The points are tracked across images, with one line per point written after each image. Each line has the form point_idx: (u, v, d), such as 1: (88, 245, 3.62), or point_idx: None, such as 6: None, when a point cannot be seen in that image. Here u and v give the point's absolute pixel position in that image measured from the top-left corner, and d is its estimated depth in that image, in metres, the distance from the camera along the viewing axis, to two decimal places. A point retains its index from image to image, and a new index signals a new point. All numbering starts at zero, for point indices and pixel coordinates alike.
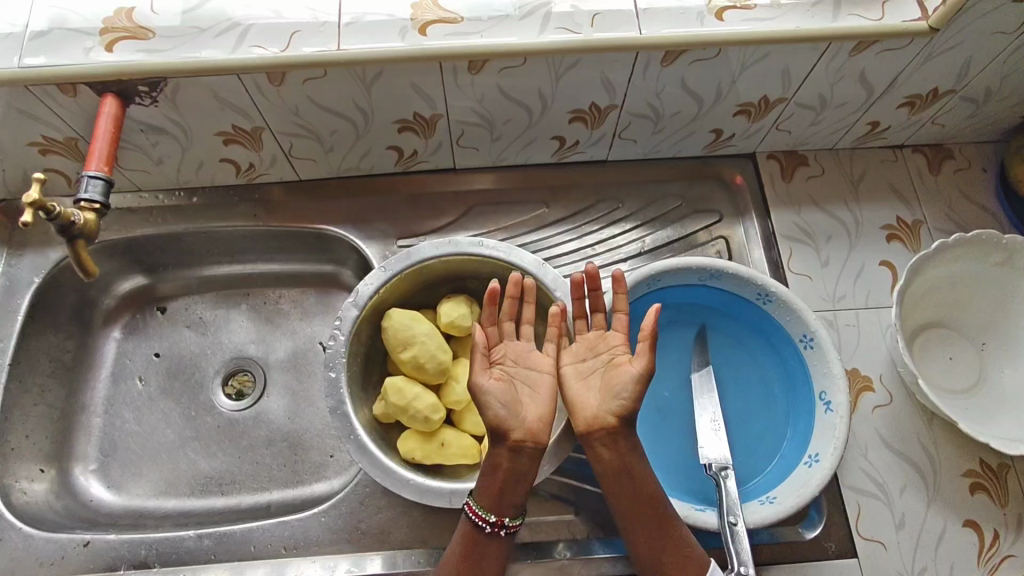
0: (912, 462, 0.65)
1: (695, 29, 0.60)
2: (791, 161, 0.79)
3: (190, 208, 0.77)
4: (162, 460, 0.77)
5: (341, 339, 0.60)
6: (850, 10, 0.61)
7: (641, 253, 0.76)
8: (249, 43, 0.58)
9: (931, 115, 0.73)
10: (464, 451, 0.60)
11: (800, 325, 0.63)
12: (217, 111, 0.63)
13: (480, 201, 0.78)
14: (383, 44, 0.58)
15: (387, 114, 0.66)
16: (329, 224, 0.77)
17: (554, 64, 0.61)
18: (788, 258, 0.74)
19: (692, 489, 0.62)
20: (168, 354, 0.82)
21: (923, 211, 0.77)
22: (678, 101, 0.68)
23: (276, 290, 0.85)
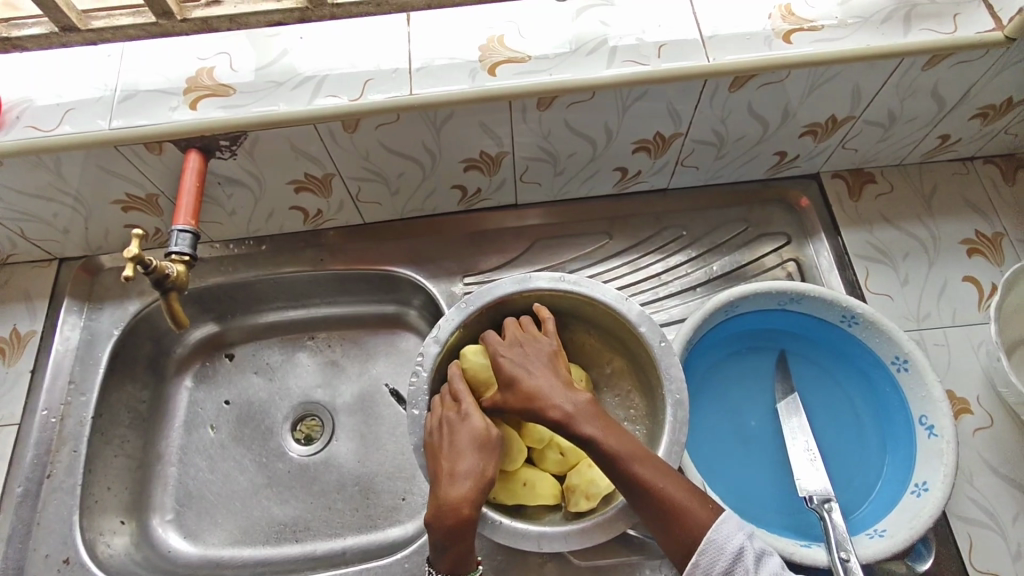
0: (1022, 487, 0.61)
1: (764, 53, 0.59)
2: (857, 179, 0.78)
3: (258, 256, 0.78)
4: (236, 508, 0.77)
5: (423, 376, 0.59)
6: (921, 25, 0.60)
7: (707, 280, 0.75)
8: (325, 93, 0.60)
9: (1005, 124, 0.71)
10: (546, 491, 0.59)
11: (893, 347, 0.60)
12: (292, 161, 0.64)
13: (543, 235, 0.78)
14: (454, 87, 0.59)
15: (454, 154, 0.67)
16: (394, 265, 0.77)
17: (622, 97, 0.61)
18: (865, 278, 0.72)
19: (790, 524, 0.59)
20: (238, 401, 0.82)
21: (1002, 223, 0.74)
22: (743, 125, 0.67)
23: (341, 333, 0.85)
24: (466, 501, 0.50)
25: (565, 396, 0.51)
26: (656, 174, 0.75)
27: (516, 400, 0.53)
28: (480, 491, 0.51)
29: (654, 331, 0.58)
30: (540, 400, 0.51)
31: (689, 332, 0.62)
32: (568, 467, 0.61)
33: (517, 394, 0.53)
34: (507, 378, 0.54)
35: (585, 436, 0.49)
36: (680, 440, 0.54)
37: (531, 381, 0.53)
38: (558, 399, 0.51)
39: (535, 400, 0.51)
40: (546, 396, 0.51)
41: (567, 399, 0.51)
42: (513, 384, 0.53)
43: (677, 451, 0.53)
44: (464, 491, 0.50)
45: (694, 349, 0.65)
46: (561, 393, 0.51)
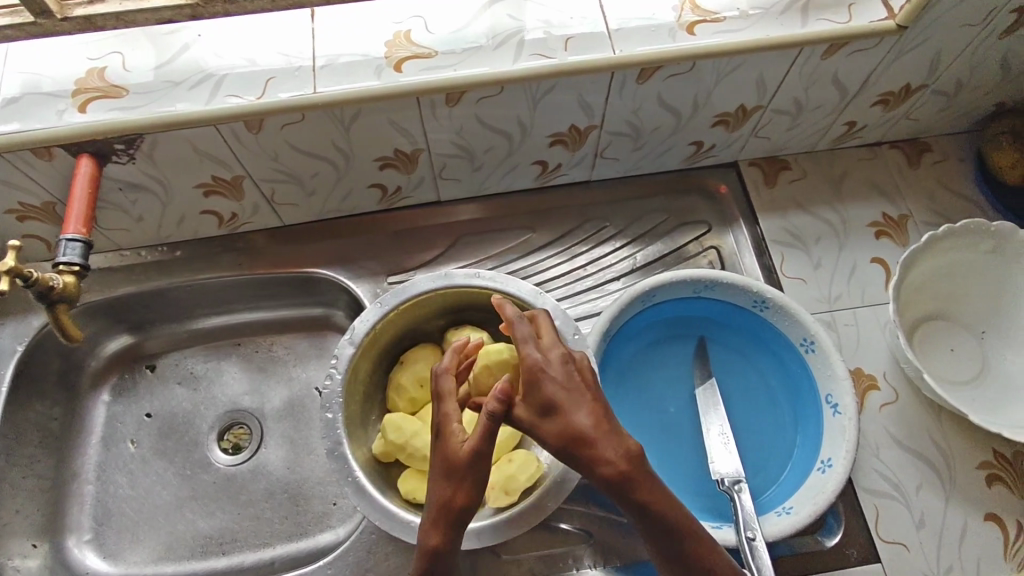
0: (925, 458, 0.64)
1: (667, 45, 0.60)
2: (772, 166, 0.80)
3: (173, 262, 0.76)
4: (160, 524, 0.75)
5: (338, 377, 0.59)
6: (818, 15, 0.61)
7: (630, 271, 0.76)
8: (223, 93, 0.58)
9: (906, 110, 0.74)
10: None
11: (800, 329, 0.63)
12: (197, 165, 0.62)
13: (468, 231, 0.78)
14: (359, 84, 0.58)
15: (368, 152, 0.66)
16: (316, 267, 0.76)
17: (531, 90, 0.61)
18: (780, 263, 0.74)
19: (706, 506, 0.61)
20: (161, 414, 0.80)
21: (907, 206, 0.77)
22: (656, 116, 0.68)
23: (267, 337, 0.83)
24: (441, 531, 0.44)
25: (618, 443, 0.42)
26: (576, 167, 0.75)
27: (555, 438, 0.42)
28: (448, 524, 0.44)
29: (568, 324, 0.59)
30: (586, 445, 0.42)
31: (605, 323, 0.63)
32: (491, 463, 0.62)
33: (555, 431, 0.42)
34: (552, 407, 0.43)
35: (639, 491, 0.42)
36: None
37: (579, 419, 0.42)
38: (609, 448, 0.42)
39: (585, 446, 0.42)
40: (567, 409, 0.43)
41: (621, 450, 0.42)
42: (557, 418, 0.43)
43: None
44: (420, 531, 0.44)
45: (613, 339, 0.66)
46: (614, 438, 0.42)
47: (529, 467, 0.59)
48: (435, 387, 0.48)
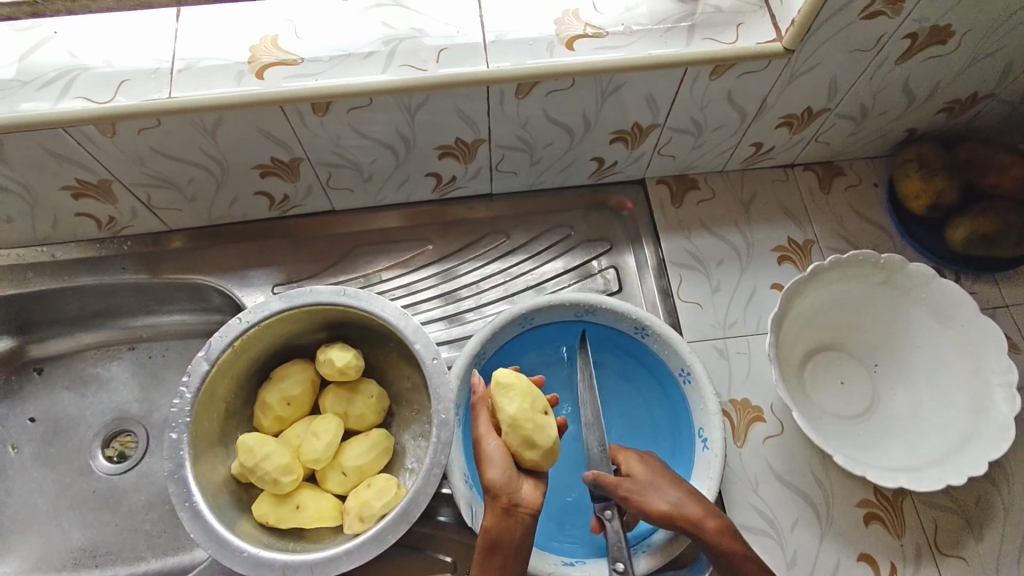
0: (804, 494, 0.63)
1: (545, 60, 0.58)
2: (681, 185, 0.77)
3: (53, 264, 0.73)
4: (34, 533, 0.73)
5: (187, 397, 0.56)
6: (705, 34, 0.60)
7: (525, 287, 0.74)
8: (75, 95, 0.56)
9: (813, 132, 0.72)
10: (321, 514, 0.58)
11: (678, 359, 0.61)
12: (55, 167, 0.60)
13: (363, 242, 0.75)
14: (218, 90, 0.56)
15: (243, 160, 0.64)
16: (202, 274, 0.74)
17: (404, 103, 0.59)
18: (677, 286, 0.72)
19: (567, 539, 0.60)
20: (44, 418, 0.78)
21: (815, 231, 0.75)
22: (548, 131, 0.66)
23: (159, 343, 0.80)
24: (497, 521, 0.51)
25: (675, 485, 0.54)
26: (473, 180, 0.73)
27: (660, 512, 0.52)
28: (505, 509, 0.51)
29: (428, 347, 0.57)
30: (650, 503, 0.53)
31: (477, 346, 0.61)
32: (352, 486, 0.60)
33: (658, 508, 0.52)
34: (643, 491, 0.54)
35: (693, 531, 0.51)
36: (441, 462, 0.53)
37: (670, 488, 0.54)
38: (661, 499, 0.53)
39: (680, 512, 0.52)
40: (655, 493, 0.53)
41: (680, 490, 0.54)
42: (634, 501, 0.53)
43: (435, 474, 0.52)
44: (490, 515, 0.51)
45: (490, 363, 0.64)
46: (673, 487, 0.54)
47: (387, 492, 0.57)
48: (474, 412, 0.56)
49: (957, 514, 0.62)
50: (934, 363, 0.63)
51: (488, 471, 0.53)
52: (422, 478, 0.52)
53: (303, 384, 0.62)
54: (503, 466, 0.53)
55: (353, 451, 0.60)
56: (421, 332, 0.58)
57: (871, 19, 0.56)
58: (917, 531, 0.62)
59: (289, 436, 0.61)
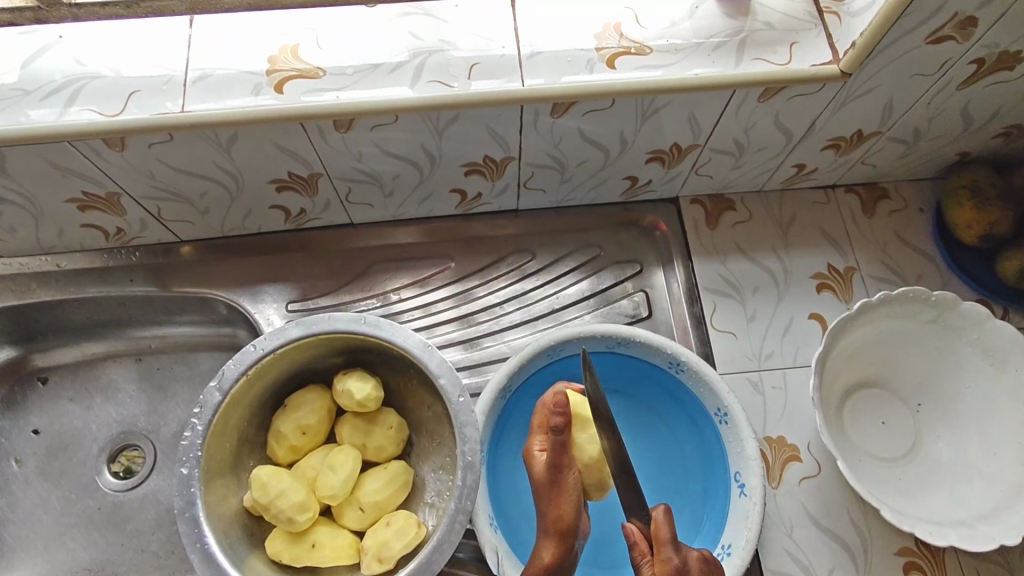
0: (841, 541, 0.60)
1: (583, 78, 0.54)
2: (716, 206, 0.73)
3: (58, 275, 0.70)
4: (38, 550, 0.71)
5: (199, 429, 0.54)
6: (755, 54, 0.56)
7: (551, 310, 0.70)
8: (81, 106, 0.52)
9: (861, 155, 0.68)
10: (338, 553, 0.55)
11: (715, 398, 0.59)
12: (59, 179, 0.57)
13: (381, 258, 0.72)
14: (233, 104, 0.53)
15: (259, 175, 0.60)
16: (214, 288, 0.70)
17: (432, 120, 0.55)
18: (711, 313, 0.68)
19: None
20: (49, 431, 0.75)
21: (856, 257, 0.71)
22: (581, 150, 0.62)
23: (166, 357, 0.76)
24: (556, 554, 0.50)
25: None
26: (498, 197, 0.70)
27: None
28: (564, 544, 0.50)
29: (454, 384, 0.55)
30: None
31: (502, 379, 0.59)
32: (369, 522, 0.57)
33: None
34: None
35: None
36: (466, 507, 0.52)
37: None
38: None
39: None
40: None
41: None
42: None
43: (461, 520, 0.51)
44: (548, 549, 0.50)
45: (514, 394, 0.62)
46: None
47: (407, 533, 0.55)
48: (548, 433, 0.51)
49: (1001, 566, 0.60)
50: (982, 406, 0.61)
51: (555, 503, 0.51)
52: (445, 526, 0.51)
53: (319, 413, 0.60)
54: (568, 501, 0.51)
55: (370, 486, 0.58)
56: (447, 365, 0.56)
57: (938, 43, 0.52)
58: None
59: (304, 468, 0.58)
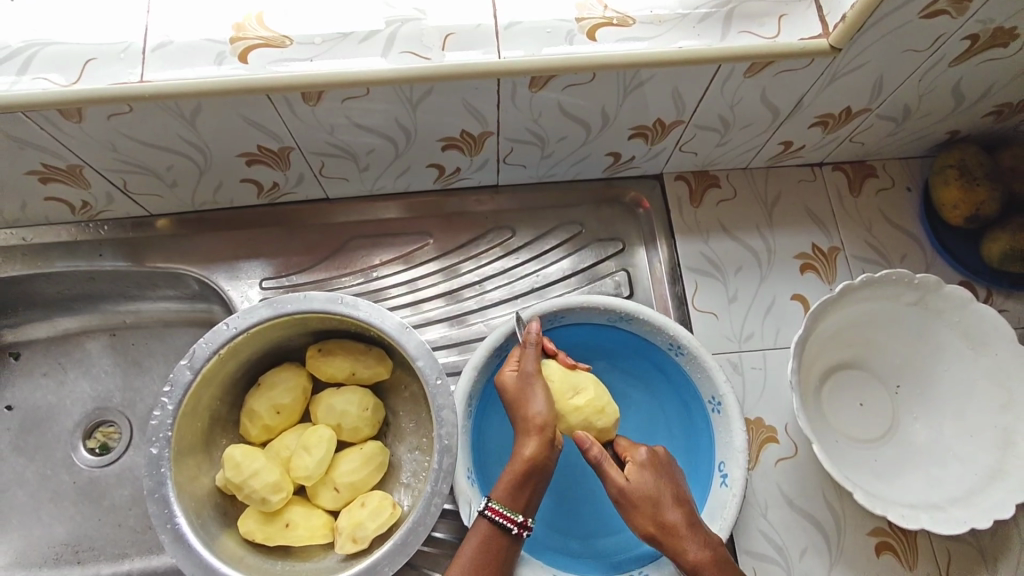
0: (815, 521, 0.60)
1: (562, 50, 0.52)
2: (700, 183, 0.71)
3: (24, 249, 0.68)
4: (13, 526, 0.70)
5: (169, 409, 0.53)
6: (742, 27, 0.53)
7: (534, 289, 0.69)
8: (35, 74, 0.50)
9: (849, 132, 0.66)
10: (311, 532, 0.55)
11: (709, 386, 0.58)
12: (16, 151, 0.55)
13: (357, 233, 0.70)
14: (195, 73, 0.50)
15: (228, 147, 0.58)
16: (187, 264, 0.69)
17: (405, 93, 0.53)
18: (693, 293, 0.67)
19: (565, 552, 0.58)
20: (22, 406, 0.73)
21: (841, 237, 0.70)
22: (562, 126, 0.61)
23: (140, 331, 0.75)
24: (537, 452, 0.50)
25: (677, 503, 0.50)
26: (478, 171, 0.68)
27: (645, 526, 0.49)
28: (543, 445, 0.50)
29: (432, 367, 0.54)
30: (643, 517, 0.49)
31: (500, 343, 0.58)
32: (345, 502, 0.57)
33: (651, 522, 0.49)
34: (646, 501, 0.50)
35: (674, 550, 0.49)
36: (442, 491, 0.51)
37: (670, 504, 0.50)
38: (655, 514, 0.49)
39: (660, 506, 0.49)
40: (643, 467, 0.51)
41: (674, 494, 0.50)
42: (626, 504, 0.50)
43: (436, 504, 0.51)
44: (529, 450, 0.50)
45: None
46: (671, 504, 0.50)
47: (382, 513, 0.54)
48: (520, 353, 0.55)
49: (971, 546, 0.60)
50: (960, 389, 0.61)
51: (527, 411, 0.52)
52: (421, 508, 0.51)
53: (294, 393, 0.59)
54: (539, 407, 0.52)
55: (345, 467, 0.57)
56: (424, 347, 0.55)
57: (933, 17, 0.50)
58: (931, 563, 0.60)
59: (278, 448, 0.58)
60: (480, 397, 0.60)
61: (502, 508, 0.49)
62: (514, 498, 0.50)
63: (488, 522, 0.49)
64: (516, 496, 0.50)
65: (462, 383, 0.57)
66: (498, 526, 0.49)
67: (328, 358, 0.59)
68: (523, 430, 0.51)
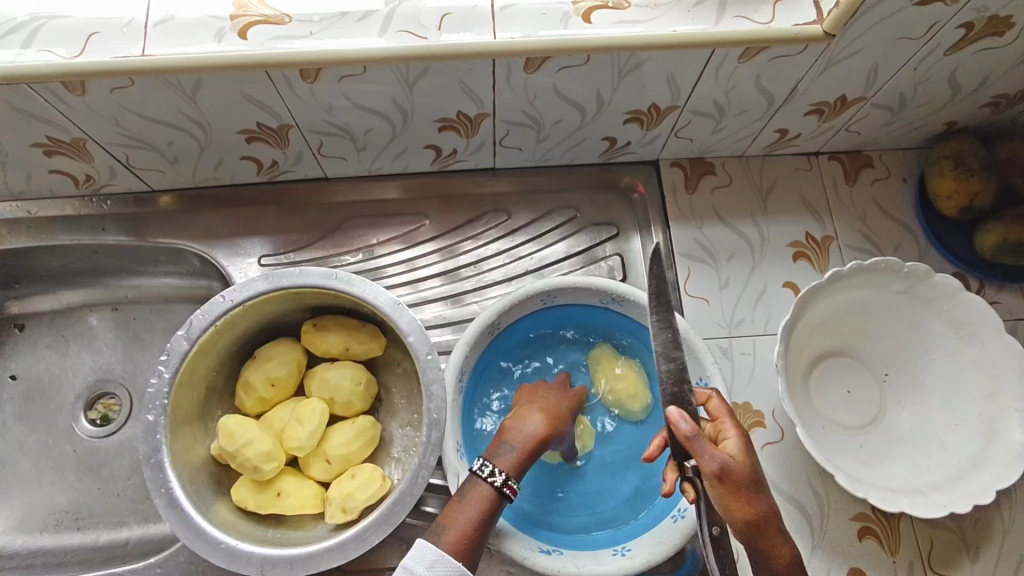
0: (799, 505, 0.61)
1: (557, 32, 0.53)
2: (696, 169, 0.72)
3: (29, 222, 0.69)
4: (16, 492, 0.71)
5: (165, 377, 0.54)
6: (737, 12, 0.54)
7: (528, 272, 0.70)
8: (39, 46, 0.51)
9: (846, 121, 0.66)
10: (302, 502, 0.56)
11: (697, 368, 0.59)
12: (22, 123, 0.56)
13: (355, 213, 0.71)
14: (195, 48, 0.51)
15: (228, 123, 0.59)
16: (188, 240, 0.70)
17: (402, 72, 0.54)
18: (685, 279, 0.68)
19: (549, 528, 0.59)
20: (26, 376, 0.75)
21: (835, 227, 0.70)
22: (557, 109, 0.61)
23: (142, 306, 0.76)
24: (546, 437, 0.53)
25: (769, 496, 0.46)
26: (475, 154, 0.68)
27: (740, 516, 0.45)
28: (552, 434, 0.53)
29: (422, 343, 0.55)
30: (740, 504, 0.45)
31: (491, 316, 0.59)
32: (336, 474, 0.58)
33: (747, 511, 0.44)
34: (745, 488, 0.45)
35: (763, 542, 0.45)
36: (430, 463, 0.52)
37: (764, 497, 0.45)
38: (755, 503, 0.45)
39: (757, 498, 0.45)
40: (739, 450, 0.46)
41: (768, 487, 0.46)
42: (725, 488, 0.45)
43: (423, 475, 0.52)
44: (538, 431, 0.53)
45: (497, 338, 0.62)
46: (767, 497, 0.46)
47: (372, 485, 0.55)
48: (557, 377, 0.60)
49: (954, 534, 0.61)
50: (947, 377, 0.61)
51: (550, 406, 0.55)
52: (408, 479, 0.52)
53: (289, 366, 0.60)
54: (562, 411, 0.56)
55: (338, 439, 0.58)
56: (418, 325, 0.56)
57: (925, 4, 0.51)
58: (912, 548, 0.60)
59: (272, 419, 0.59)
60: (472, 371, 0.61)
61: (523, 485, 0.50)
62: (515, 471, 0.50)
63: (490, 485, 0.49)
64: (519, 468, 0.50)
65: (456, 355, 0.58)
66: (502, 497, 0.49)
67: (323, 332, 0.61)
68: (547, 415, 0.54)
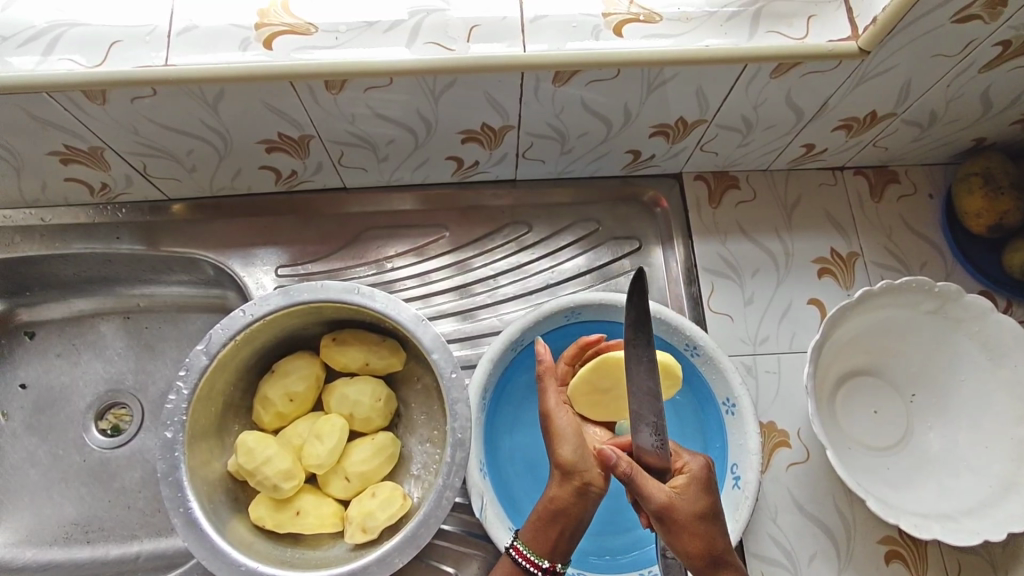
0: (825, 527, 0.60)
1: (588, 45, 0.52)
2: (720, 183, 0.71)
3: (43, 229, 0.68)
4: (26, 504, 0.70)
5: (184, 393, 0.53)
6: (770, 26, 0.53)
7: (548, 286, 0.69)
8: (59, 54, 0.50)
9: (873, 137, 0.65)
10: (321, 521, 0.55)
11: (725, 387, 0.58)
12: (39, 131, 0.55)
13: (374, 224, 0.70)
14: (219, 58, 0.50)
15: (248, 133, 0.58)
16: (204, 249, 0.69)
17: (427, 84, 0.53)
18: (708, 295, 0.67)
19: (602, 549, 0.58)
20: (36, 385, 0.74)
21: (860, 243, 0.69)
22: (584, 122, 0.60)
23: (155, 315, 0.75)
24: (566, 497, 0.49)
25: (723, 527, 0.47)
26: (496, 165, 0.67)
27: (692, 550, 0.46)
28: (574, 491, 0.49)
29: (446, 359, 0.54)
30: (688, 539, 0.46)
31: (514, 333, 0.58)
32: (355, 493, 0.57)
33: (696, 545, 0.46)
34: (693, 523, 0.46)
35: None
36: (454, 484, 0.51)
37: (717, 528, 0.47)
38: (706, 538, 0.46)
39: (709, 534, 0.46)
40: (693, 483, 0.48)
41: (722, 518, 0.48)
42: (672, 523, 0.46)
43: (447, 497, 0.51)
44: (559, 492, 0.50)
45: (520, 355, 0.61)
46: (720, 528, 0.47)
47: (392, 505, 0.54)
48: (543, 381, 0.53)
49: (981, 558, 0.60)
50: (977, 399, 0.60)
51: (562, 447, 0.51)
52: (431, 501, 0.51)
53: (307, 381, 0.59)
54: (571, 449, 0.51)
55: (357, 457, 0.57)
56: (440, 340, 0.55)
57: (964, 22, 0.50)
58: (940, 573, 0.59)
59: (290, 435, 0.58)
60: (495, 388, 0.60)
61: (526, 550, 0.49)
62: (539, 544, 0.49)
63: (512, 561, 0.49)
64: (541, 541, 0.49)
65: (479, 373, 0.57)
66: (525, 570, 0.49)
67: (342, 347, 0.60)
68: (559, 470, 0.51)
